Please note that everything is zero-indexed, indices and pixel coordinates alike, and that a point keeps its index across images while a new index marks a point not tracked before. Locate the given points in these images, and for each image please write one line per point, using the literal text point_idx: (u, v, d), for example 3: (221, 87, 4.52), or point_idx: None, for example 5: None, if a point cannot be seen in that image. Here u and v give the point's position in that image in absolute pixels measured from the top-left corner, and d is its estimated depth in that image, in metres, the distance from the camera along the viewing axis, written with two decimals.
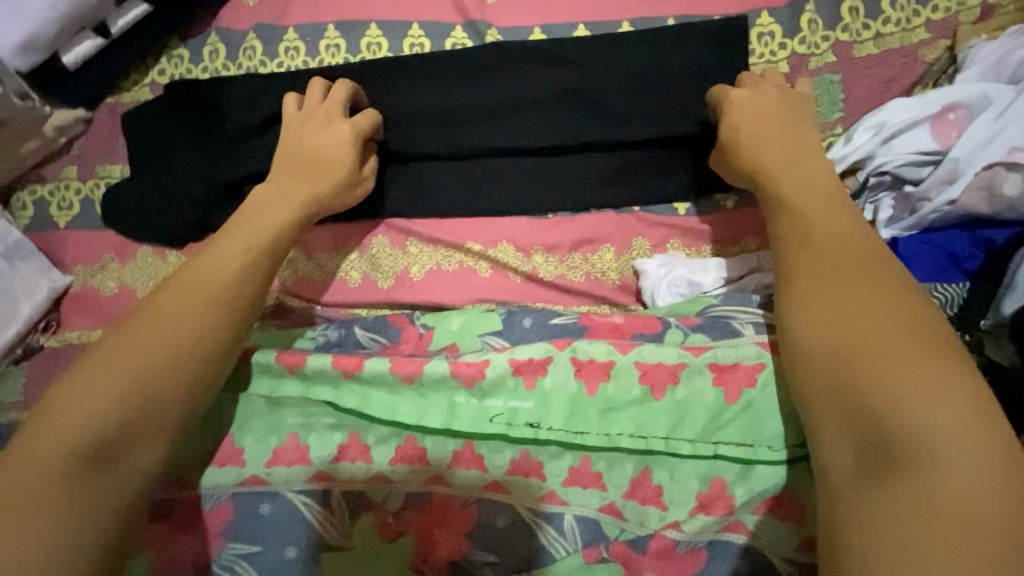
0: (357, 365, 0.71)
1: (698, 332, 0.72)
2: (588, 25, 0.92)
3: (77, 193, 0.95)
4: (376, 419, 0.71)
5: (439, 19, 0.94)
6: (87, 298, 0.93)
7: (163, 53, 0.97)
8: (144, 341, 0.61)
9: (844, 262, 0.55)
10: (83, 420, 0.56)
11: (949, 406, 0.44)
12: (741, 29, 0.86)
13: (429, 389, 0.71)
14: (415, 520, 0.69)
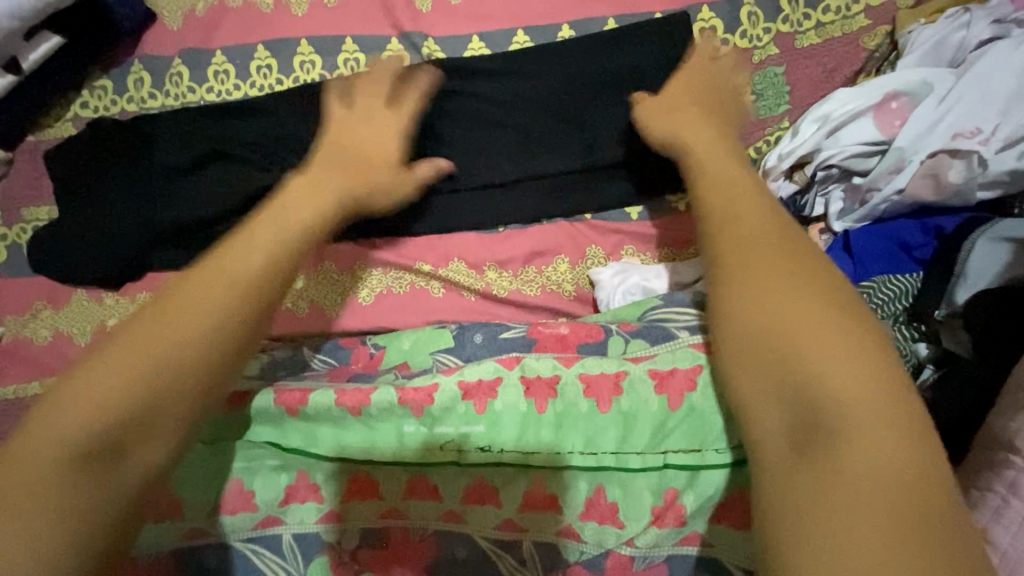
0: (302, 400, 0.69)
1: (638, 338, 0.72)
2: (527, 31, 0.89)
3: (3, 239, 0.90)
4: (322, 456, 0.68)
5: (372, 32, 0.90)
6: (19, 349, 0.88)
7: (85, 85, 0.92)
8: (161, 316, 0.48)
9: (755, 233, 0.52)
10: (89, 406, 0.44)
11: (864, 378, 0.41)
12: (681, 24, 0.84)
13: (376, 419, 0.67)
14: (370, 560, 0.66)
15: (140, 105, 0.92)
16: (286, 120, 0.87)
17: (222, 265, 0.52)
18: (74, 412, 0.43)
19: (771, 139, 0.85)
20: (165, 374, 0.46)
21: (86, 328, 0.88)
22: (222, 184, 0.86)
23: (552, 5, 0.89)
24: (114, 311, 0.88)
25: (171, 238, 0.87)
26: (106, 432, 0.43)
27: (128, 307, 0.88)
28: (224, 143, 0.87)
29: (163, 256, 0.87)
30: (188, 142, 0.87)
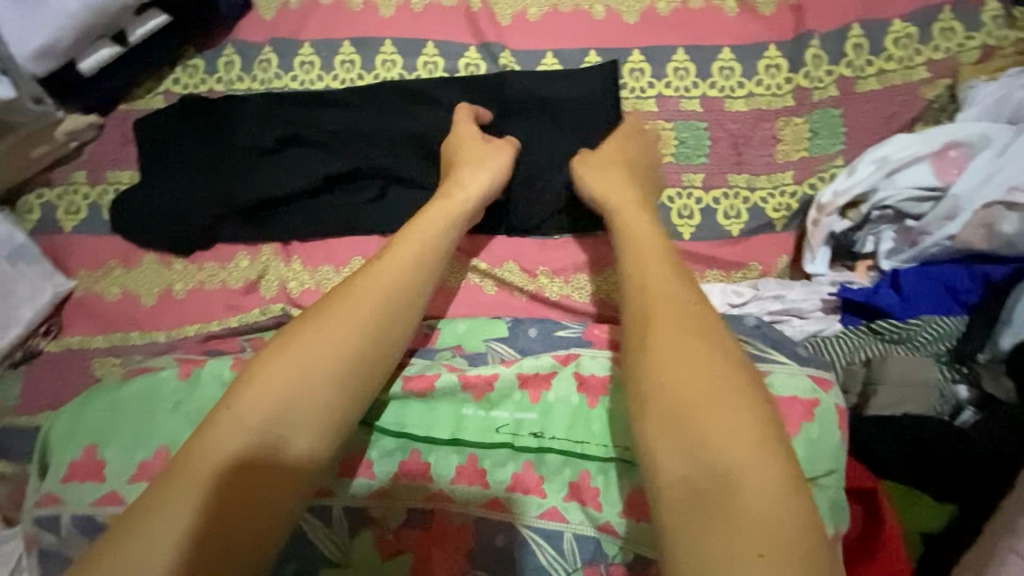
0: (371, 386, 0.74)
1: None
2: (599, 51, 0.93)
3: (85, 197, 0.95)
4: (383, 431, 0.73)
5: (452, 39, 0.96)
6: (89, 303, 0.93)
7: (179, 63, 0.98)
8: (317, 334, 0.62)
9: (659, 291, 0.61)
10: (255, 408, 0.58)
11: (746, 441, 0.51)
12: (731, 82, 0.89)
13: (438, 400, 0.74)
14: (410, 540, 0.69)
15: (227, 86, 0.97)
16: (366, 116, 0.91)
17: (375, 280, 0.66)
18: (241, 424, 0.58)
19: (826, 175, 0.88)
20: (267, 419, 0.58)
21: (153, 290, 0.92)
22: (297, 168, 0.90)
23: (626, 29, 0.94)
24: (181, 277, 0.93)
25: (243, 212, 0.91)
26: (258, 431, 0.58)
27: (194, 274, 0.93)
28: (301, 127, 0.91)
29: (233, 229, 0.92)
30: (268, 124, 0.92)
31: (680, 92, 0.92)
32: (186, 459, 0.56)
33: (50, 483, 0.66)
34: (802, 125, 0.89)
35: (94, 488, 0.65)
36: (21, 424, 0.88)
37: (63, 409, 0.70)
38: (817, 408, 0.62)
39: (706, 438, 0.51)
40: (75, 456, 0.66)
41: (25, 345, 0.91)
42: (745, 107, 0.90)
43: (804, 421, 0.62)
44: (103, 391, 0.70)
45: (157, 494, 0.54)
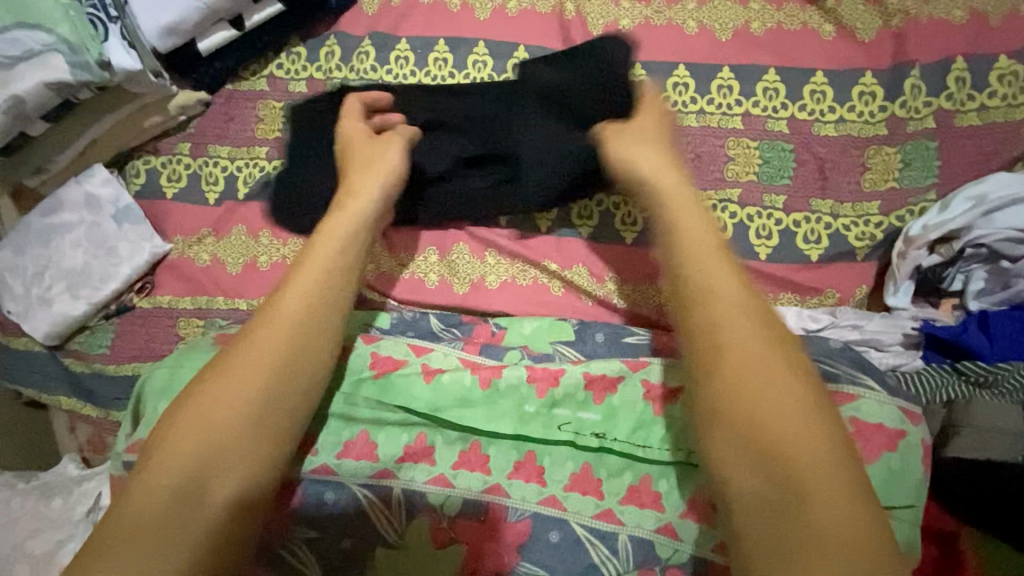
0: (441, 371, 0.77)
1: None
2: (688, 66, 0.94)
3: (187, 168, 1.01)
4: (445, 423, 0.74)
5: (545, 44, 0.98)
6: (181, 266, 0.98)
7: (284, 49, 1.03)
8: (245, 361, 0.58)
9: (710, 296, 0.52)
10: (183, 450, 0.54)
11: (812, 429, 0.45)
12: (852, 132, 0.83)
13: (502, 394, 0.75)
14: (465, 530, 0.70)
15: (326, 74, 1.02)
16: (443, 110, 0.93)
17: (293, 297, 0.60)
18: (168, 464, 0.53)
19: (916, 209, 0.86)
20: (218, 436, 0.54)
21: (239, 260, 0.98)
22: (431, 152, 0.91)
23: (718, 46, 0.94)
24: (265, 250, 0.98)
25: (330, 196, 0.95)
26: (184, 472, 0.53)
27: (279, 248, 0.98)
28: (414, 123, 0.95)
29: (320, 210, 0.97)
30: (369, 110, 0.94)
31: (768, 112, 0.91)
32: (121, 509, 0.51)
33: (142, 433, 0.72)
34: (894, 155, 0.88)
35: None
36: (111, 372, 0.95)
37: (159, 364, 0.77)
38: (902, 440, 0.62)
39: (769, 441, 0.45)
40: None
41: (120, 299, 0.97)
42: (835, 132, 0.89)
43: (887, 449, 0.61)
44: (199, 352, 0.76)
45: (105, 536, 0.49)
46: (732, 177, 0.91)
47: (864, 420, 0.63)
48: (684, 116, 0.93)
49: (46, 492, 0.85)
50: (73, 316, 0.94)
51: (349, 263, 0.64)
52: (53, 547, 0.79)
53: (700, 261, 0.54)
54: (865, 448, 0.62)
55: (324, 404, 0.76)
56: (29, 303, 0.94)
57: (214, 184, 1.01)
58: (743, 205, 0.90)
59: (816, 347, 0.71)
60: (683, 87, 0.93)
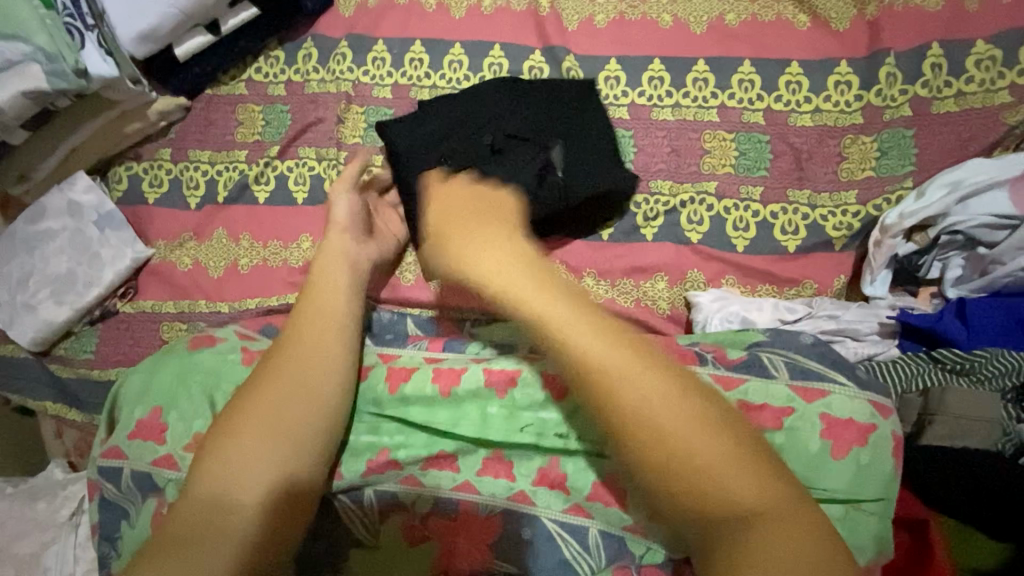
0: (406, 379, 0.76)
1: (736, 372, 0.67)
2: (663, 60, 0.94)
3: (168, 173, 1.02)
4: (414, 426, 0.74)
5: (521, 42, 0.98)
6: (163, 271, 0.99)
7: (263, 53, 1.03)
8: (287, 372, 0.67)
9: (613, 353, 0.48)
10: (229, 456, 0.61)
11: (736, 459, 0.44)
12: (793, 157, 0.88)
13: (464, 399, 0.74)
14: (436, 527, 0.70)
15: (305, 77, 1.02)
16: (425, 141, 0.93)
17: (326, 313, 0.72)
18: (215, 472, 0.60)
19: (893, 198, 0.85)
20: (261, 433, 0.63)
21: (221, 263, 0.99)
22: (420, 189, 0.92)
23: (692, 39, 0.94)
24: (246, 253, 0.99)
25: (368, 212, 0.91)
26: (225, 477, 0.60)
27: (260, 251, 0.99)
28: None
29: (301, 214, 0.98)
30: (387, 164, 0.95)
31: (743, 104, 0.91)
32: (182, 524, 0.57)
33: (118, 438, 0.73)
34: (870, 144, 0.87)
35: (153, 449, 0.72)
36: (95, 377, 0.96)
37: (135, 367, 0.78)
38: (873, 434, 0.61)
39: (700, 479, 0.44)
40: (143, 415, 0.73)
41: (104, 304, 0.98)
42: (811, 123, 0.89)
43: (857, 444, 0.61)
44: (174, 355, 0.77)
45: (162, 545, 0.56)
46: (709, 169, 0.90)
47: (834, 416, 0.62)
48: (660, 109, 0.93)
49: (30, 496, 0.86)
50: (57, 322, 0.95)
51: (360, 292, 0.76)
52: (36, 550, 0.80)
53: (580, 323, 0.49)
54: (835, 446, 0.61)
55: None
56: (14, 310, 0.95)
57: (195, 189, 1.02)
58: (720, 197, 0.89)
59: (785, 342, 0.70)
60: (658, 81, 0.93)
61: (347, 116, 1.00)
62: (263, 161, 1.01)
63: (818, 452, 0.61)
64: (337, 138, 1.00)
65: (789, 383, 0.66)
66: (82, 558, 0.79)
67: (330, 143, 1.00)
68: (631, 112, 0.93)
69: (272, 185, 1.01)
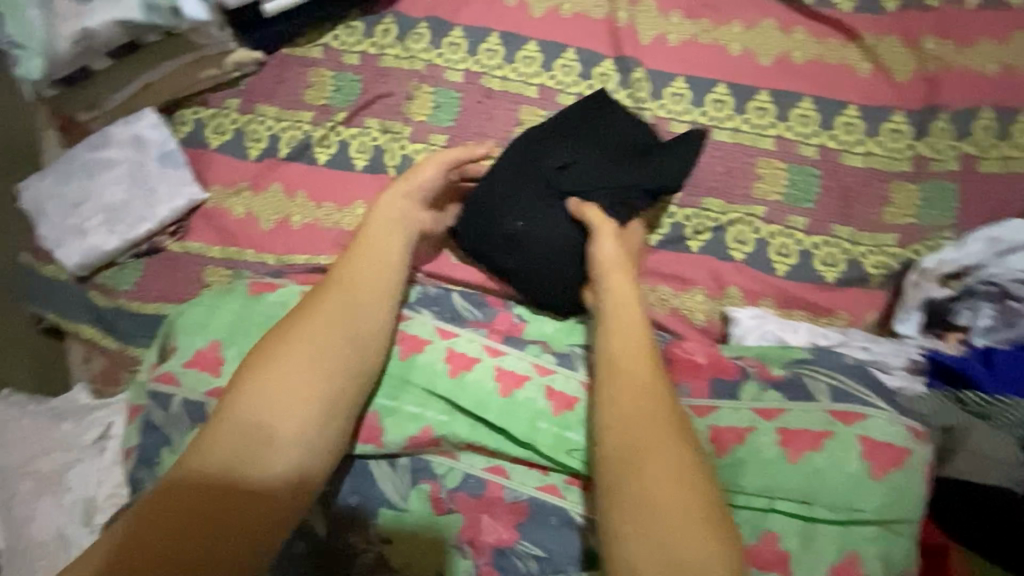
0: (465, 368, 0.78)
1: (777, 389, 0.69)
2: (728, 85, 0.98)
3: (233, 122, 1.04)
4: (462, 411, 0.75)
5: (594, 49, 1.01)
6: (214, 215, 1.01)
7: (342, 22, 1.06)
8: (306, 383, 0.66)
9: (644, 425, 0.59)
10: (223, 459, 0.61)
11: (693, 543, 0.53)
12: (839, 194, 0.93)
13: (518, 404, 0.75)
14: (463, 503, 0.73)
15: (380, 51, 1.05)
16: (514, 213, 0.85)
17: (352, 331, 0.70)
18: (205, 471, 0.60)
19: (930, 245, 0.89)
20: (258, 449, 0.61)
21: (273, 216, 1.01)
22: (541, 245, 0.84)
23: (758, 70, 0.98)
24: (299, 210, 1.01)
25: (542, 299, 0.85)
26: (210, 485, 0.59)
27: (313, 211, 1.01)
28: (474, 130, 1.01)
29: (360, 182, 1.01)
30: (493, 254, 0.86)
31: (799, 137, 0.95)
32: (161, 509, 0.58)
33: (172, 364, 0.75)
34: (915, 192, 0.91)
35: (208, 380, 0.73)
36: (134, 309, 0.97)
37: (195, 300, 0.79)
38: (908, 457, 0.63)
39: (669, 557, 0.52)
40: (203, 346, 0.75)
41: (152, 240, 0.99)
42: (861, 164, 0.93)
43: (894, 468, 0.62)
44: (237, 296, 0.78)
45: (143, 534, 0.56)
46: (759, 194, 0.94)
47: (874, 439, 0.64)
48: (719, 131, 0.96)
49: (56, 416, 0.84)
50: (105, 250, 0.96)
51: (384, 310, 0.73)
52: (59, 468, 0.79)
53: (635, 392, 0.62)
54: (874, 467, 0.63)
55: None
56: (64, 232, 0.97)
57: (258, 142, 1.04)
58: (767, 221, 0.93)
59: (829, 362, 0.71)
60: (721, 104, 0.97)
61: (416, 93, 1.03)
62: (328, 125, 1.04)
63: (858, 472, 0.62)
64: (403, 114, 1.03)
65: (829, 407, 0.67)
66: (106, 480, 0.78)
67: (396, 116, 1.03)
68: (691, 129, 0.97)
69: (333, 149, 1.03)
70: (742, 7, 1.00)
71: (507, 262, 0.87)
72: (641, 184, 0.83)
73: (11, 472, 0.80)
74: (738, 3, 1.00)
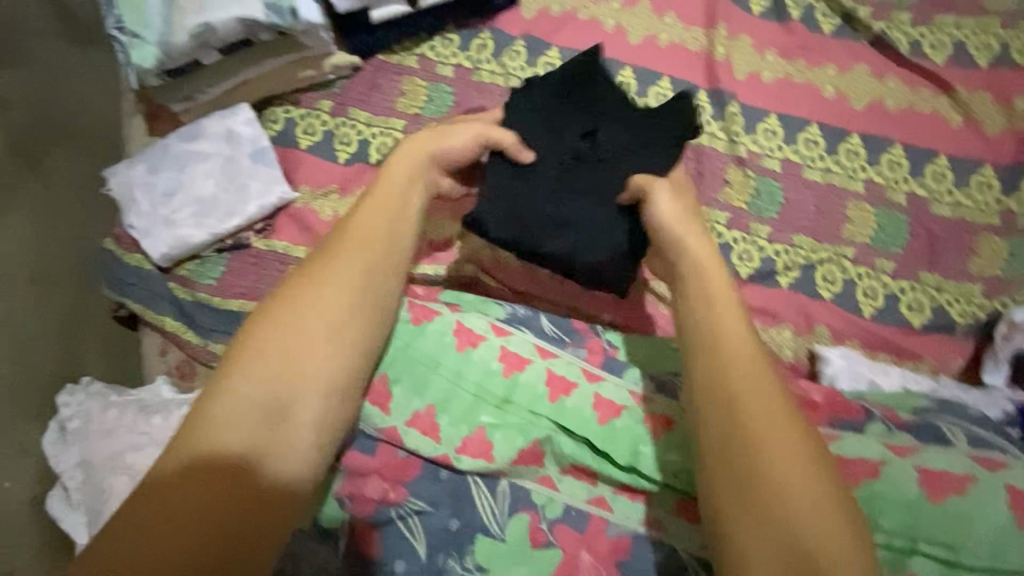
0: (565, 392, 0.79)
1: (905, 432, 0.74)
2: (821, 126, 1.00)
3: (324, 124, 1.04)
4: (566, 432, 0.77)
5: (689, 79, 1.03)
6: (302, 215, 1.00)
7: (439, 33, 1.07)
8: (307, 342, 0.64)
9: (755, 412, 0.59)
10: (246, 415, 0.60)
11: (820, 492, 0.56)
12: (927, 241, 0.94)
13: (621, 428, 0.76)
14: (564, 535, 0.73)
15: (474, 65, 1.06)
16: (535, 177, 0.78)
17: (357, 283, 0.67)
18: (229, 432, 0.59)
19: (1016, 298, 0.91)
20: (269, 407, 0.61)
21: None
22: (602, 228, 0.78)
23: (850, 114, 1.00)
24: None
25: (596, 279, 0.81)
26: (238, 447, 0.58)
27: None
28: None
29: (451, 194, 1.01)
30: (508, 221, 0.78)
31: (889, 182, 0.97)
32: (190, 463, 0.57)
33: None
34: (1000, 245, 0.93)
35: None
36: (217, 305, 0.96)
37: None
38: None
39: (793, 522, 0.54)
40: None
41: (239, 236, 0.98)
42: (950, 213, 0.95)
43: None
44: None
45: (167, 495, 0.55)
46: (848, 236, 0.95)
47: (1019, 488, 0.65)
48: (811, 170, 0.98)
49: (143, 410, 0.83)
50: (193, 243, 0.96)
51: (394, 263, 0.70)
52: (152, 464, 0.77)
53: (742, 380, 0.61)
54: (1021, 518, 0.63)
55: (439, 387, 0.79)
56: (154, 222, 0.96)
57: (347, 145, 1.04)
58: (855, 262, 0.94)
59: (951, 412, 0.78)
60: (814, 143, 0.99)
61: None
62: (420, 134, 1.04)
63: (1006, 522, 0.63)
64: None
65: (967, 451, 0.71)
66: None
67: None
68: (784, 166, 0.98)
69: None
70: (836, 51, 1.02)
71: (549, 245, 0.79)
72: (672, 142, 0.78)
73: (101, 466, 0.78)
74: (832, 46, 1.03)
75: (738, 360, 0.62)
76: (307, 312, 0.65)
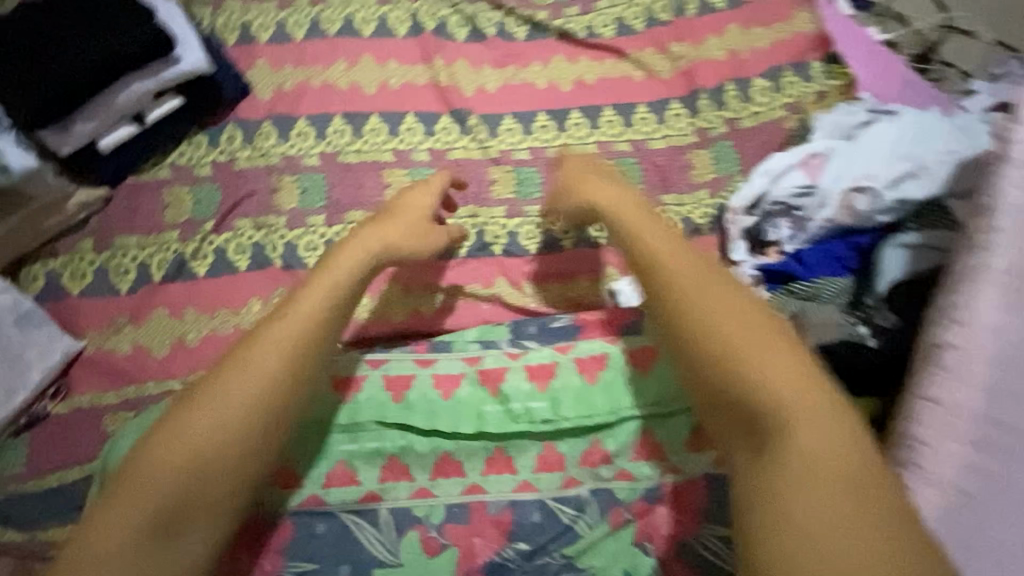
0: (406, 388, 0.88)
1: None
2: (546, 112, 1.18)
3: (91, 263, 1.01)
4: (415, 429, 0.87)
5: (429, 108, 1.16)
6: (100, 359, 0.96)
7: (184, 139, 1.09)
8: (221, 415, 0.76)
9: (746, 334, 0.75)
10: (156, 484, 0.72)
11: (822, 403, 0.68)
12: (655, 172, 1.16)
13: (460, 403, 0.87)
14: (454, 531, 0.82)
15: (230, 156, 1.09)
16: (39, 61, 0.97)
17: (246, 374, 0.78)
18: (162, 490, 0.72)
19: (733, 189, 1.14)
20: (211, 456, 0.74)
21: (166, 342, 0.97)
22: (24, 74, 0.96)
23: (563, 95, 1.20)
24: (193, 326, 0.98)
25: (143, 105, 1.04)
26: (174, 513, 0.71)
27: (207, 322, 0.99)
28: (345, 201, 1.08)
29: (252, 281, 1.02)
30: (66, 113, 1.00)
31: (612, 138, 1.17)
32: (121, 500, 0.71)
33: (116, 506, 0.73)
34: (706, 155, 1.16)
35: None
36: (31, 489, 0.88)
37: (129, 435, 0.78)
38: None
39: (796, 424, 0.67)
40: None
41: (32, 409, 0.92)
42: (663, 145, 1.17)
43: None
44: None
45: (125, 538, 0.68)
46: None
47: None
48: (553, 149, 1.15)
49: None
50: None
51: (270, 374, 0.78)
52: None
53: (719, 322, 0.77)
54: None
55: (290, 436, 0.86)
56: None
57: (125, 274, 1.01)
58: None
59: None
60: (547, 127, 1.17)
61: (280, 185, 1.08)
62: (198, 237, 1.04)
63: None
64: (273, 207, 1.07)
65: None
66: None
67: (266, 211, 1.06)
68: (532, 153, 1.15)
69: (211, 259, 1.03)
70: (534, 50, 1.22)
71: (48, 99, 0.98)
72: None
73: None
74: (531, 47, 1.22)
75: (727, 306, 0.79)
76: (214, 396, 0.77)
